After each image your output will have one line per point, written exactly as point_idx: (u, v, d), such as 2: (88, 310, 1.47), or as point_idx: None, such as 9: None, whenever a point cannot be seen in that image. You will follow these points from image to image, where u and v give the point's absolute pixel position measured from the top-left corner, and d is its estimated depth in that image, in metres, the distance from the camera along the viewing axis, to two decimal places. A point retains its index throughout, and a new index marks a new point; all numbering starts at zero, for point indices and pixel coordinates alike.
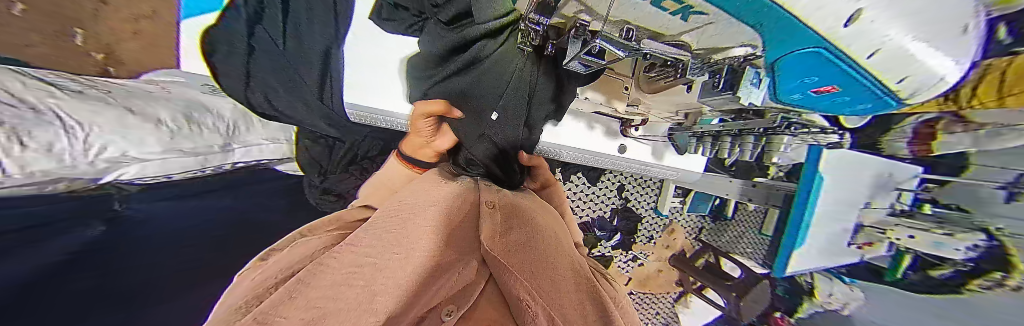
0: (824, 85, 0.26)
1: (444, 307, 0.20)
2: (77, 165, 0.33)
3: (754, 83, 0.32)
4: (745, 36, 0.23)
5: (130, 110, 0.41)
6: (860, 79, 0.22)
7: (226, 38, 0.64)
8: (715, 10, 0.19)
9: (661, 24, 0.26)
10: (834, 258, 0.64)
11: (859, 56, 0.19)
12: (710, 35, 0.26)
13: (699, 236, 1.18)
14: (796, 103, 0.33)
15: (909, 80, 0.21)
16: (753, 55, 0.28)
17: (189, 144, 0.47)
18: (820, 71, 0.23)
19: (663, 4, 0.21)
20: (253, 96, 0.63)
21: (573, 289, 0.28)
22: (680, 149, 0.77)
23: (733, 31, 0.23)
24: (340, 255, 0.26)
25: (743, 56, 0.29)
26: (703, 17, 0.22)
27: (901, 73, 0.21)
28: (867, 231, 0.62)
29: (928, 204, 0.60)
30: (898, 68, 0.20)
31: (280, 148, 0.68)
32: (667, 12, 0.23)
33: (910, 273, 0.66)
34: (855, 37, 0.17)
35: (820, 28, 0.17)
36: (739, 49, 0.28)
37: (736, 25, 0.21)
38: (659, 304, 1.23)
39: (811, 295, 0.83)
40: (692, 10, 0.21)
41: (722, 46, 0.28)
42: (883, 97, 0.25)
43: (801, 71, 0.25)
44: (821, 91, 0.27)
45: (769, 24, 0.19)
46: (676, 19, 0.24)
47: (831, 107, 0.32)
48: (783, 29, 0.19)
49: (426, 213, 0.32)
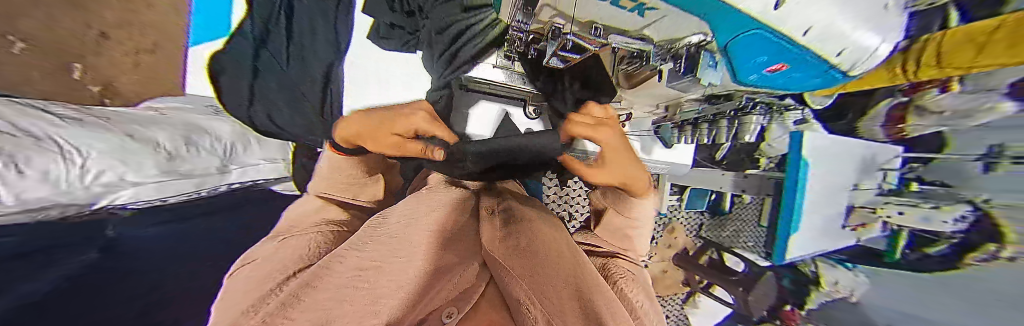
0: (775, 63, 0.29)
1: (445, 309, 0.19)
2: (74, 191, 0.35)
3: (711, 66, 0.36)
4: (692, 23, 0.27)
5: (130, 135, 0.44)
6: (806, 55, 0.25)
7: (232, 60, 0.69)
8: (664, 3, 0.23)
9: (617, 18, 0.30)
10: (830, 243, 0.65)
11: (796, 35, 0.22)
12: (665, 28, 0.31)
13: (699, 233, 1.19)
14: (754, 85, 0.37)
15: (847, 51, 0.24)
16: (704, 41, 0.32)
17: (186, 166, 0.50)
18: (769, 52, 0.26)
19: (620, 3, 0.25)
20: (256, 113, 0.67)
21: (570, 296, 0.24)
22: (664, 141, 0.79)
23: (686, 20, 0.26)
24: (345, 260, 0.24)
25: (696, 43, 0.34)
26: (656, 12, 0.26)
27: (836, 45, 0.23)
28: (859, 211, 0.68)
29: (915, 182, 0.61)
30: (836, 40, 0.23)
31: (277, 168, 0.69)
32: (625, 9, 0.27)
33: (910, 252, 0.66)
34: (792, 15, 0.20)
35: (760, 16, 0.20)
36: (694, 37, 0.32)
37: (684, 16, 0.25)
38: (668, 306, 1.20)
39: (817, 284, 0.82)
40: (647, 6, 0.25)
41: (677, 35, 0.32)
42: (829, 70, 0.28)
43: (752, 53, 0.27)
44: (773, 70, 0.30)
45: (715, 16, 0.22)
46: (635, 14, 0.28)
47: (788, 85, 0.35)
48: (729, 18, 0.22)
49: (425, 217, 0.32)
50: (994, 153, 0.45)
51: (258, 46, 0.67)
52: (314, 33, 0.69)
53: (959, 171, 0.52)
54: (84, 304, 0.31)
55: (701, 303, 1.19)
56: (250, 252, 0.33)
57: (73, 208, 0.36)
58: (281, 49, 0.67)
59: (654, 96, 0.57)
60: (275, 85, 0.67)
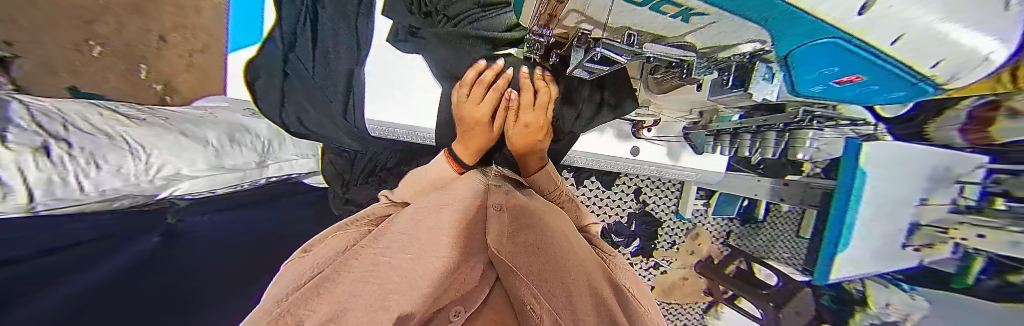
0: (847, 74, 0.25)
1: (453, 308, 0.21)
2: (140, 183, 0.39)
3: (767, 78, 0.33)
4: (749, 31, 0.24)
5: (183, 133, 0.49)
6: (884, 66, 0.21)
7: (265, 66, 0.72)
8: (715, 9, 0.20)
9: (664, 26, 0.27)
10: (889, 263, 0.57)
11: (880, 43, 0.19)
12: (712, 34, 0.27)
13: (727, 241, 1.10)
14: (817, 94, 0.32)
15: (947, 66, 0.20)
16: (761, 49, 0.28)
17: (231, 161, 0.54)
18: (840, 61, 0.23)
19: (663, 8, 0.23)
20: (287, 117, 0.71)
21: (586, 295, 0.24)
22: (697, 148, 0.74)
23: (739, 27, 0.24)
24: (359, 254, 0.24)
25: (750, 52, 0.30)
26: (706, 17, 0.23)
27: (926, 56, 0.19)
28: (925, 230, 0.55)
29: (999, 199, 0.49)
30: (924, 55, 0.19)
31: (308, 163, 0.75)
32: (667, 15, 0.24)
33: (984, 278, 0.56)
34: (874, 24, 0.17)
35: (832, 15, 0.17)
36: (749, 45, 0.28)
37: (736, 21, 0.23)
38: (687, 315, 1.15)
39: (864, 304, 0.74)
40: (693, 12, 0.22)
41: (728, 41, 0.28)
42: (918, 83, 0.23)
43: (820, 62, 0.24)
44: (843, 81, 0.26)
45: (774, 18, 0.20)
46: (677, 20, 0.25)
47: (859, 95, 0.30)
48: (792, 21, 0.19)
49: (441, 214, 0.31)
50: None
51: (288, 53, 0.71)
52: (336, 36, 0.71)
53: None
54: (132, 293, 0.35)
55: (723, 314, 1.12)
56: (306, 245, 0.35)
57: (139, 198, 0.41)
58: (307, 55, 0.71)
59: (688, 101, 0.54)
60: (303, 90, 0.72)
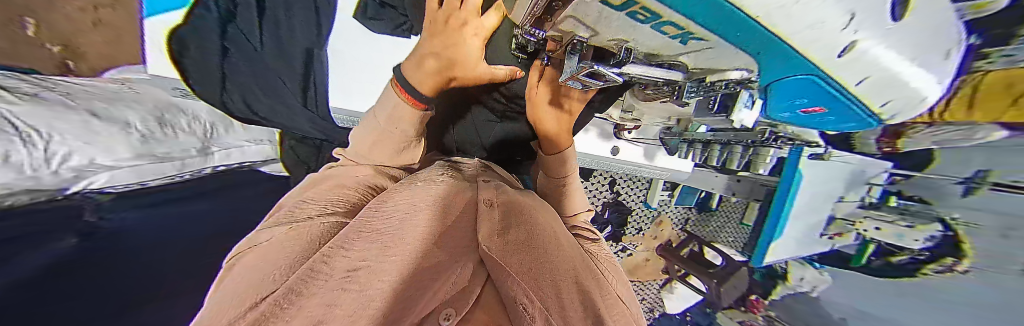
0: (813, 106, 0.27)
1: (443, 311, 0.19)
2: (40, 175, 0.39)
3: (749, 106, 0.32)
4: (739, 58, 0.22)
5: (95, 114, 0.47)
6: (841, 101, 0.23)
7: (196, 38, 0.63)
8: (716, 39, 0.18)
9: (659, 45, 0.24)
10: (811, 248, 0.68)
11: (849, 82, 0.20)
12: (705, 58, 0.25)
13: (685, 227, 1.23)
14: (786, 120, 0.35)
15: (893, 101, 0.22)
16: (748, 79, 0.27)
17: (163, 148, 0.54)
18: (811, 95, 0.24)
19: (663, 29, 0.19)
20: (232, 100, 0.65)
21: (573, 294, 0.24)
22: (670, 150, 0.80)
23: (735, 55, 0.21)
24: (331, 256, 0.21)
25: (738, 80, 0.28)
26: (702, 43, 0.20)
27: (886, 96, 0.22)
28: (839, 223, 0.66)
29: (894, 197, 0.61)
30: (882, 89, 0.20)
31: (263, 149, 0.74)
32: (665, 35, 0.21)
33: (875, 259, 0.68)
34: (845, 65, 0.17)
35: (815, 57, 0.16)
36: (736, 73, 0.26)
37: (732, 50, 0.20)
38: (646, 290, 1.29)
39: (784, 279, 0.88)
40: (692, 36, 0.19)
41: (718, 67, 0.26)
42: (866, 117, 0.26)
43: (793, 93, 0.26)
44: (810, 111, 0.29)
45: (768, 52, 0.18)
46: (675, 41, 0.22)
47: (817, 123, 0.33)
48: (778, 56, 0.18)
49: (423, 211, 0.28)
50: (976, 177, 0.49)
51: (227, 24, 0.63)
52: (288, 7, 0.64)
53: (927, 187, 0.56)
54: None
55: (676, 289, 1.28)
56: (252, 236, 0.31)
57: (41, 196, 0.40)
58: (253, 29, 0.64)
59: (668, 111, 0.55)
60: (250, 71, 0.66)
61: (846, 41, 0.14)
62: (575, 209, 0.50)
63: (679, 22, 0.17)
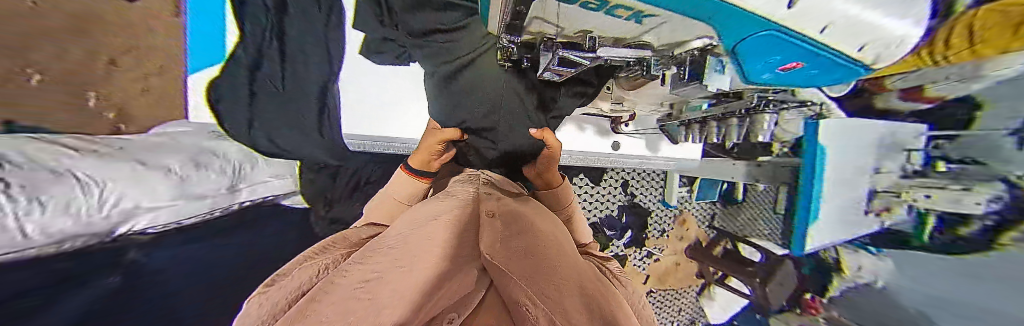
0: (790, 62, 0.25)
1: (448, 315, 0.15)
2: (93, 220, 0.37)
3: (721, 70, 0.31)
4: (694, 26, 0.22)
5: (142, 162, 0.47)
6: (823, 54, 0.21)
7: (229, 86, 0.72)
8: (666, 13, 0.19)
9: (618, 30, 0.28)
10: (853, 229, 0.58)
11: (812, 32, 0.18)
12: (667, 33, 0.27)
13: (711, 223, 1.16)
14: (767, 83, 0.32)
15: (870, 45, 0.20)
16: (710, 45, 0.29)
17: (199, 189, 0.53)
18: (782, 51, 0.22)
19: (615, 13, 0.22)
20: (256, 138, 0.71)
21: (577, 294, 0.21)
22: (671, 137, 0.78)
23: (687, 25, 0.22)
24: (350, 273, 0.22)
25: (700, 48, 0.30)
26: (655, 18, 0.23)
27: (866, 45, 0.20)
28: (881, 196, 0.58)
29: (941, 162, 0.55)
30: (857, 34, 0.18)
31: (286, 183, 0.73)
32: (622, 19, 0.24)
33: (938, 235, 0.58)
34: (803, 15, 0.16)
35: (763, 14, 0.16)
36: (698, 41, 0.28)
37: (686, 21, 0.21)
38: (683, 299, 1.18)
39: (840, 270, 0.76)
40: (644, 14, 0.22)
41: (679, 40, 0.29)
42: (848, 65, 0.23)
43: (760, 53, 0.23)
44: (788, 68, 0.26)
45: (717, 19, 0.18)
46: (631, 23, 0.25)
47: (805, 80, 0.30)
48: (729, 21, 0.18)
49: (431, 225, 0.29)
50: None
51: (254, 72, 0.72)
52: (305, 52, 0.74)
53: (975, 147, 0.51)
54: None
55: (717, 294, 1.17)
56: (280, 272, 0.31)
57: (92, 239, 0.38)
58: (275, 73, 0.73)
59: (658, 95, 0.56)
60: (272, 109, 0.73)
61: None
62: (582, 240, 0.50)
63: (628, 7, 0.20)
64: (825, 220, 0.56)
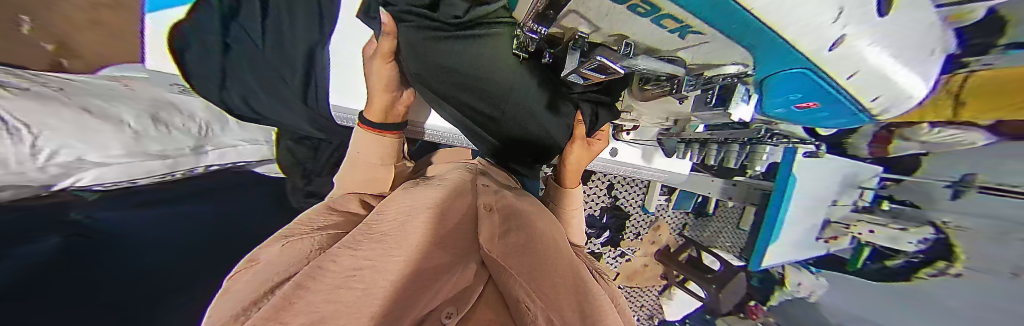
0: (807, 101, 0.28)
1: (444, 309, 0.15)
2: (28, 171, 0.33)
3: (745, 99, 0.35)
4: (733, 55, 0.25)
5: (87, 110, 0.42)
6: (837, 95, 0.24)
7: (195, 35, 0.63)
8: (712, 30, 0.20)
9: (656, 40, 0.28)
10: (805, 251, 0.64)
11: (839, 78, 0.21)
12: (703, 52, 0.28)
13: (683, 232, 1.22)
14: (782, 116, 0.37)
15: (882, 97, 0.23)
16: (743, 73, 0.30)
17: (157, 146, 0.49)
18: (803, 91, 0.26)
19: (663, 22, 0.22)
20: (229, 97, 0.65)
21: (571, 292, 0.22)
22: (668, 151, 0.82)
23: (725, 49, 0.24)
24: (338, 255, 0.20)
25: (735, 74, 0.31)
26: (699, 36, 0.23)
27: (877, 92, 0.23)
28: (834, 226, 0.64)
29: (886, 201, 0.63)
30: (871, 86, 0.22)
31: (259, 150, 0.69)
32: (666, 29, 0.24)
33: (870, 263, 0.69)
34: (839, 61, 0.18)
35: (804, 51, 0.18)
36: (733, 67, 0.29)
37: (731, 45, 0.22)
38: (645, 297, 1.28)
39: (782, 284, 0.87)
40: (691, 29, 0.22)
41: (711, 61, 0.30)
42: (858, 110, 0.27)
43: (786, 89, 0.27)
44: (803, 106, 0.30)
45: (755, 44, 0.19)
46: (673, 35, 0.25)
47: (814, 119, 0.35)
48: (770, 53, 0.20)
49: (424, 212, 0.28)
50: (965, 181, 0.52)
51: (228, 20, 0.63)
52: (291, 8, 0.65)
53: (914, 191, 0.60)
54: (46, 296, 0.29)
55: (676, 294, 1.27)
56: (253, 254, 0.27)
57: (26, 191, 0.34)
58: (254, 25, 0.64)
59: (666, 109, 0.56)
60: (249, 68, 0.65)
61: (835, 35, 0.16)
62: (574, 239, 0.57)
63: (676, 16, 0.20)
64: (786, 240, 0.61)
